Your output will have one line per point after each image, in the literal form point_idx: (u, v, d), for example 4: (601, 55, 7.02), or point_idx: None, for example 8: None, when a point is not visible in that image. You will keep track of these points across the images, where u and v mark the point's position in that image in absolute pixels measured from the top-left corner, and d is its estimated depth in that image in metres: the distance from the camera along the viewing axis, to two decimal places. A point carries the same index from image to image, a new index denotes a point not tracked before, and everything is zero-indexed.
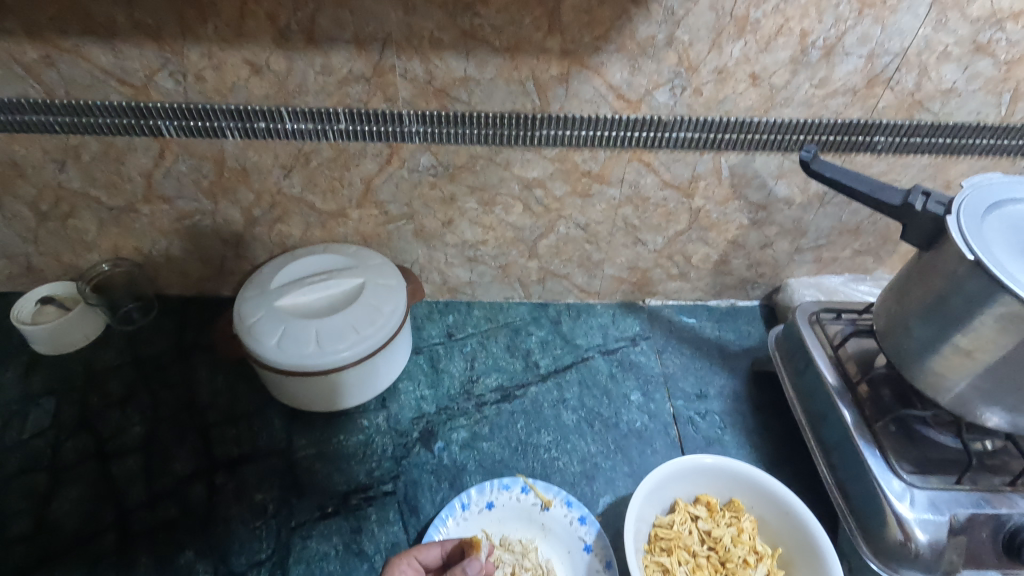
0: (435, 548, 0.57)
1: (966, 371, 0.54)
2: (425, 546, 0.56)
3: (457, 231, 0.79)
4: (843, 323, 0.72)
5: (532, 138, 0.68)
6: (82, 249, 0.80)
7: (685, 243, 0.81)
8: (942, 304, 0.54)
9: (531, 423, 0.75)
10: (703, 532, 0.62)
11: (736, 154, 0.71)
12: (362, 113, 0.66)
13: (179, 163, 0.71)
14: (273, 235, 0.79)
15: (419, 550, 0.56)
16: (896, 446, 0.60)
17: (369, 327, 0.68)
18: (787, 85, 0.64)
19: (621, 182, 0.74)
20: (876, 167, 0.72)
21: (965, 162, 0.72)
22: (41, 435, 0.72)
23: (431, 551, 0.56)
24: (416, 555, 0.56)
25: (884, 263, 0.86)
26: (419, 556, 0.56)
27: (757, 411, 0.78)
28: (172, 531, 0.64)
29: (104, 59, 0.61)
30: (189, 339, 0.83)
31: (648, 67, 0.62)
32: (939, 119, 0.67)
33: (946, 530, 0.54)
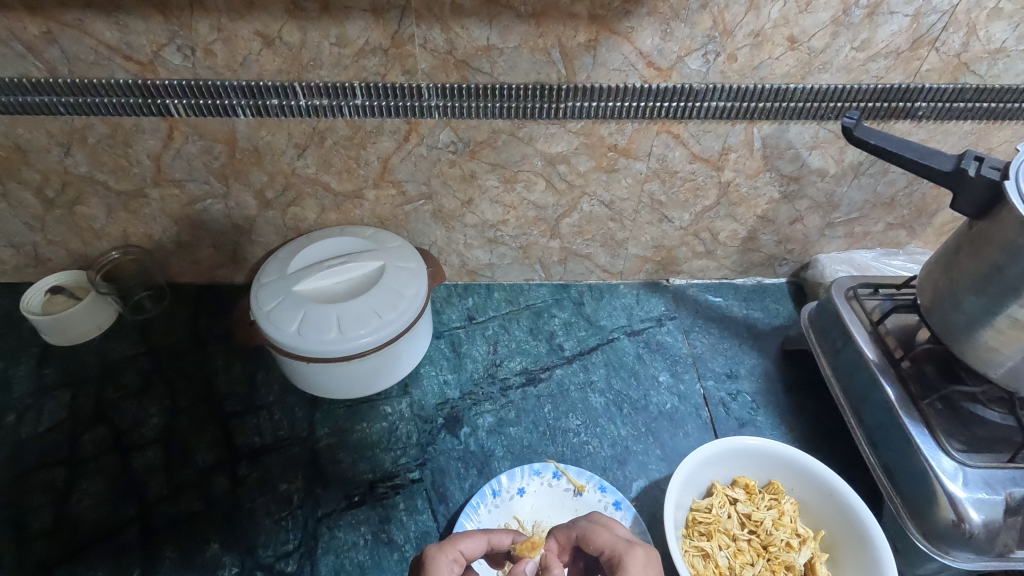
0: (479, 539, 0.51)
1: (1021, 344, 0.52)
2: (470, 536, 0.51)
3: (477, 211, 0.77)
4: (880, 298, 0.69)
5: (557, 111, 0.65)
6: (90, 237, 0.78)
7: (713, 219, 0.79)
8: (997, 275, 0.51)
9: (558, 407, 0.73)
10: (742, 516, 0.60)
11: (770, 124, 0.67)
12: (379, 88, 0.63)
13: (189, 145, 0.68)
14: (287, 219, 0.77)
15: (465, 540, 0.51)
16: (944, 423, 0.58)
17: (391, 311, 0.66)
18: (827, 48, 0.61)
19: (649, 156, 0.71)
20: (916, 134, 0.69)
21: (1009, 128, 0.69)
22: (57, 428, 0.70)
23: (475, 542, 0.51)
24: (459, 547, 0.50)
25: (918, 237, 0.83)
26: (462, 547, 0.50)
27: (789, 390, 0.76)
28: (196, 523, 0.63)
29: (108, 34, 0.58)
30: (204, 328, 0.81)
31: (680, 31, 0.59)
32: (985, 82, 0.64)
33: (1001, 510, 0.52)
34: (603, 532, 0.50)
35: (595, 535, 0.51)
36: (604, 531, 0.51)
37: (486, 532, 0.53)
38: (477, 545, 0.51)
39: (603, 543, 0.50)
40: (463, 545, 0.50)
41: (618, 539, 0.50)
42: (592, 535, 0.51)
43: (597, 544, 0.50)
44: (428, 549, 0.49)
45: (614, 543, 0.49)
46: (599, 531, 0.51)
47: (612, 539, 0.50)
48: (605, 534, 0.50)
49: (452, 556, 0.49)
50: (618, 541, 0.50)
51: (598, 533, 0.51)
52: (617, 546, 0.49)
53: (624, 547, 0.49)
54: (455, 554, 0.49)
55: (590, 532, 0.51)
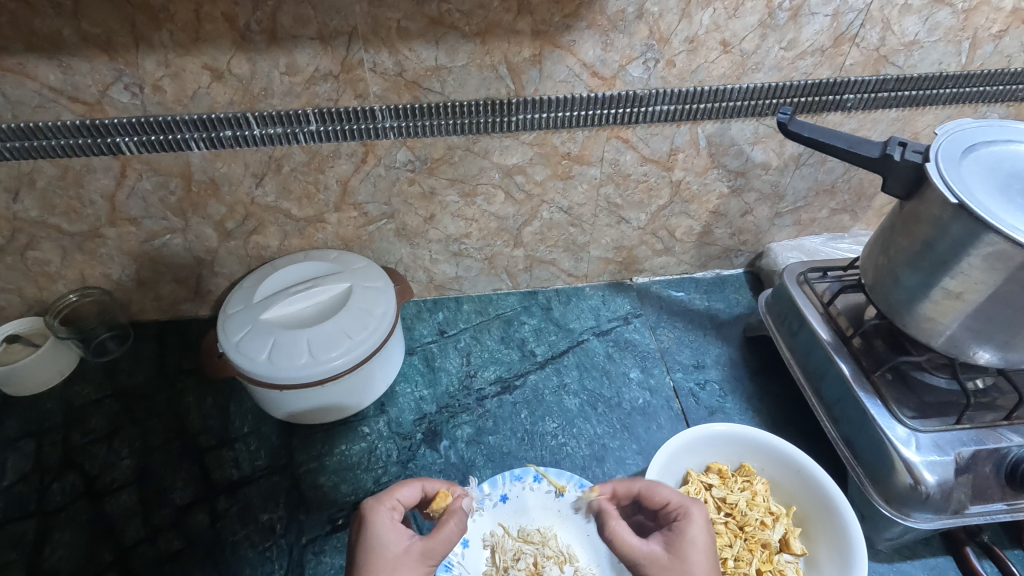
0: (414, 486, 0.53)
1: (956, 313, 0.55)
2: (404, 484, 0.52)
3: (440, 226, 0.78)
4: (830, 281, 0.73)
5: (509, 124, 0.67)
6: (45, 282, 0.76)
7: (668, 217, 0.82)
8: (929, 251, 0.55)
9: (534, 412, 0.75)
10: (718, 500, 0.62)
11: (712, 123, 0.71)
12: (332, 112, 0.63)
13: (143, 181, 0.67)
14: (249, 248, 0.77)
15: (401, 488, 0.52)
16: (895, 393, 0.62)
17: (361, 331, 0.66)
18: (757, 49, 0.64)
19: (601, 161, 0.73)
20: (848, 125, 0.73)
21: (931, 113, 0.74)
22: (23, 480, 0.68)
23: (410, 489, 0.52)
24: (397, 496, 0.51)
25: (860, 220, 0.88)
26: (398, 495, 0.51)
27: (753, 376, 0.79)
28: (177, 563, 0.61)
29: (52, 77, 0.57)
30: (171, 365, 0.80)
31: (620, 42, 0.62)
32: (905, 72, 0.69)
33: (953, 470, 0.55)
34: (664, 487, 0.52)
35: (658, 490, 0.52)
36: (665, 487, 0.52)
37: (420, 480, 0.54)
38: (410, 492, 0.52)
39: (667, 496, 0.52)
40: (400, 493, 0.52)
41: (683, 495, 0.51)
42: (655, 489, 0.53)
43: (662, 497, 0.52)
44: (367, 502, 0.50)
45: (677, 498, 0.51)
46: (662, 485, 0.53)
47: (675, 494, 0.52)
48: (668, 488, 0.52)
49: (390, 506, 0.50)
50: (677, 496, 0.51)
51: (659, 488, 0.52)
52: (677, 500, 0.51)
53: (687, 500, 0.50)
54: (392, 504, 0.50)
55: (652, 487, 0.53)
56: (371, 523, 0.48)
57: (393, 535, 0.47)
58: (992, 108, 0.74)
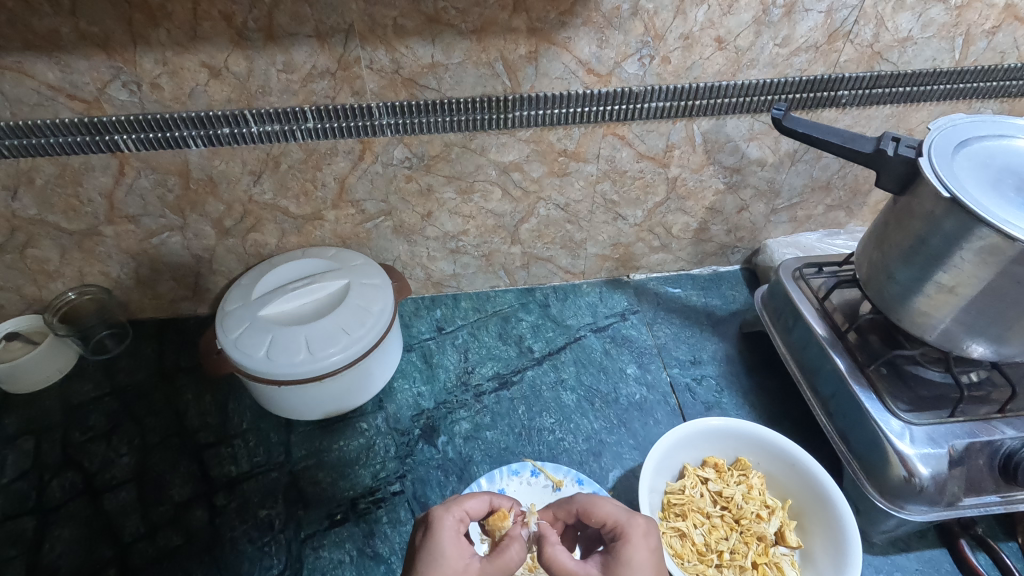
0: (483, 499, 0.52)
1: (949, 307, 0.56)
2: (473, 496, 0.51)
3: (437, 223, 0.78)
4: (825, 276, 0.73)
5: (505, 121, 0.68)
6: (43, 280, 0.76)
7: (665, 214, 0.82)
8: (922, 245, 0.55)
9: (532, 407, 0.75)
10: (714, 494, 0.62)
11: (708, 120, 0.71)
12: (329, 110, 0.64)
13: (141, 179, 0.68)
14: (247, 245, 0.77)
15: (470, 500, 0.51)
16: (890, 387, 0.62)
17: (359, 328, 0.66)
18: (752, 46, 0.65)
19: (598, 158, 0.74)
20: (843, 121, 0.74)
21: (925, 109, 0.74)
22: (23, 478, 0.68)
23: (479, 501, 0.51)
24: (465, 506, 0.50)
25: (856, 216, 0.88)
26: (467, 506, 0.50)
27: (750, 371, 0.79)
28: (176, 559, 0.62)
29: (50, 75, 0.57)
30: (169, 362, 0.80)
31: (615, 39, 0.62)
32: (899, 68, 0.69)
33: (947, 462, 0.56)
34: (604, 503, 0.50)
35: (595, 507, 0.51)
36: (606, 502, 0.51)
37: (488, 494, 0.53)
38: (480, 504, 0.51)
39: (607, 513, 0.50)
40: (468, 505, 0.50)
41: (622, 511, 0.50)
42: (594, 507, 0.51)
43: (599, 515, 0.50)
44: (435, 508, 0.49)
45: (616, 516, 0.49)
46: (604, 500, 0.51)
47: (616, 510, 0.50)
48: (608, 504, 0.50)
49: (457, 514, 0.49)
50: (618, 513, 0.50)
51: (599, 504, 0.51)
52: (618, 518, 0.49)
53: (627, 519, 0.49)
54: (460, 513, 0.49)
55: (592, 503, 0.51)
56: (438, 530, 0.47)
57: (454, 544, 0.46)
58: (986, 104, 0.75)
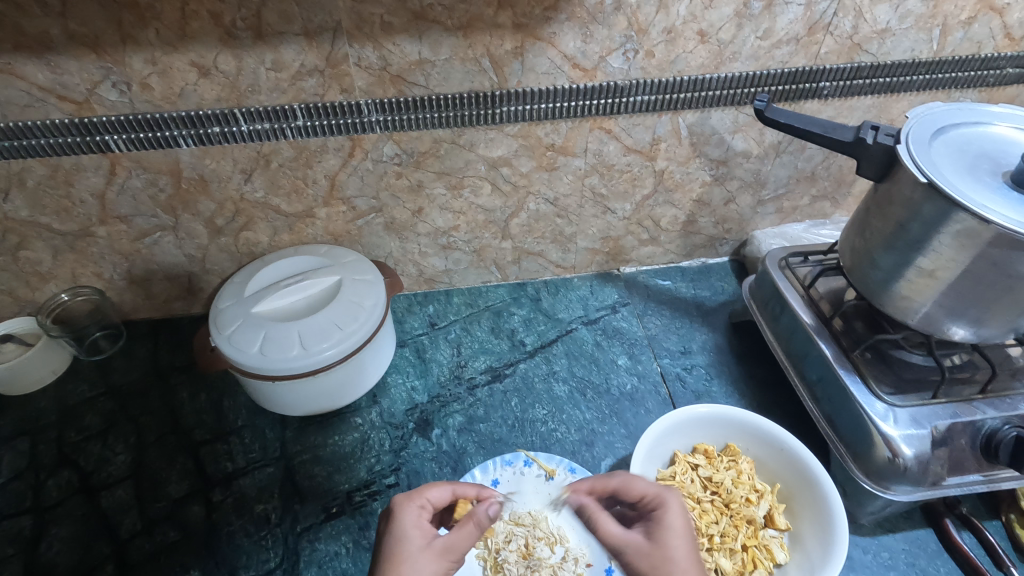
0: (445, 487, 0.52)
1: (930, 291, 0.57)
2: (434, 485, 0.52)
3: (428, 219, 0.79)
4: (810, 265, 0.75)
5: (493, 116, 0.69)
6: (37, 282, 0.77)
7: (653, 207, 0.83)
8: (902, 231, 0.57)
9: (524, 399, 0.76)
10: (704, 479, 0.63)
11: (693, 113, 0.72)
12: (319, 108, 0.65)
13: (133, 179, 0.68)
14: (240, 244, 0.78)
15: (432, 489, 0.51)
16: (874, 371, 0.63)
17: (351, 323, 0.67)
18: (734, 39, 0.66)
19: (585, 152, 0.75)
20: (825, 112, 0.75)
21: (905, 100, 0.75)
22: (18, 478, 0.69)
23: (441, 490, 0.52)
24: (427, 495, 0.51)
25: (841, 207, 0.90)
26: (429, 494, 0.51)
27: (739, 360, 0.80)
28: (173, 554, 0.62)
29: (40, 76, 0.58)
30: (164, 362, 0.81)
31: (600, 33, 0.63)
32: (878, 60, 0.71)
33: (930, 443, 0.57)
34: (639, 480, 0.51)
35: (632, 484, 0.51)
36: (641, 479, 0.51)
37: (451, 482, 0.54)
38: (443, 492, 0.52)
39: (643, 489, 0.50)
40: (431, 493, 0.51)
41: (658, 485, 0.50)
42: (630, 484, 0.51)
43: (636, 491, 0.50)
44: (397, 497, 0.50)
45: (653, 489, 0.50)
46: (638, 477, 0.51)
47: (651, 486, 0.50)
48: (643, 481, 0.50)
49: (417, 501, 0.50)
50: (653, 488, 0.50)
51: (635, 481, 0.51)
52: (653, 493, 0.50)
53: (663, 491, 0.49)
54: (422, 501, 0.50)
55: (629, 481, 0.51)
56: (401, 519, 0.48)
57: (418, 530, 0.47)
58: (965, 94, 0.76)
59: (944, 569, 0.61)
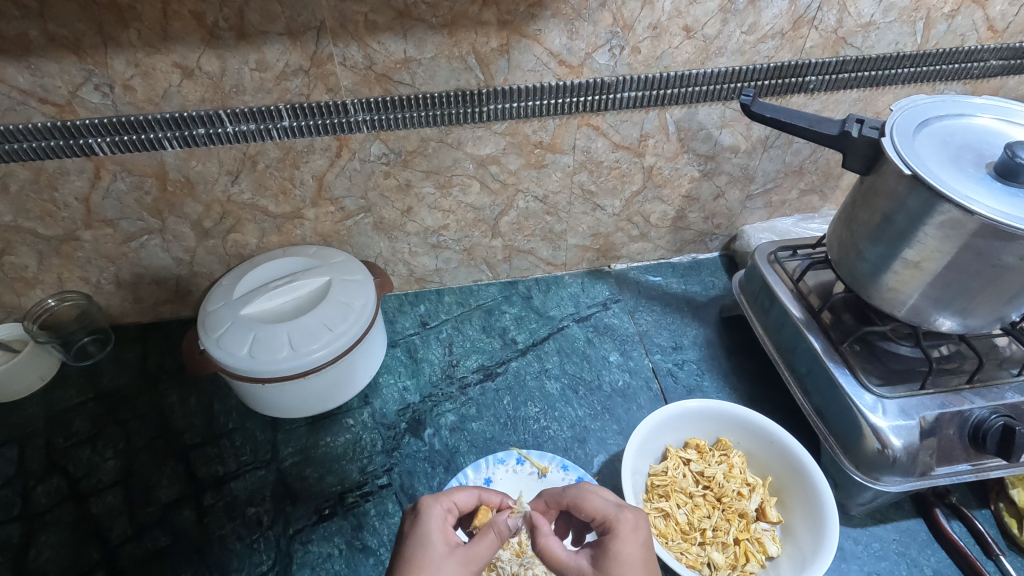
0: (471, 492, 0.53)
1: (916, 282, 0.57)
2: (461, 489, 0.53)
3: (417, 219, 0.79)
4: (799, 259, 0.75)
5: (481, 114, 0.68)
6: (22, 287, 0.76)
7: (642, 203, 0.83)
8: (888, 223, 0.57)
9: (516, 397, 0.76)
10: (696, 474, 0.63)
11: (680, 108, 0.72)
12: (304, 108, 0.64)
13: (118, 182, 0.68)
14: (228, 246, 0.77)
15: (459, 492, 0.52)
16: (863, 363, 0.64)
17: (341, 323, 0.67)
18: (720, 34, 0.66)
19: (574, 149, 0.75)
20: (812, 106, 0.75)
21: (891, 93, 0.76)
22: (7, 485, 0.68)
23: (468, 494, 0.53)
24: (453, 497, 0.51)
25: (830, 200, 0.90)
26: (455, 498, 0.52)
27: (729, 355, 0.81)
28: (164, 559, 0.62)
29: (21, 79, 0.57)
30: (153, 366, 0.80)
31: (585, 30, 0.63)
32: (863, 53, 0.71)
33: (919, 433, 0.57)
34: (594, 498, 0.50)
35: (586, 500, 0.50)
36: (596, 497, 0.50)
37: (478, 488, 0.54)
38: (469, 497, 0.53)
39: (595, 508, 0.49)
40: (457, 497, 0.52)
41: (610, 505, 0.49)
42: (584, 501, 0.50)
43: (589, 509, 0.50)
44: (425, 498, 0.50)
45: (605, 510, 0.49)
46: (593, 495, 0.50)
47: (604, 505, 0.49)
48: (598, 499, 0.50)
49: (443, 503, 0.50)
50: (608, 507, 0.49)
51: (590, 498, 0.50)
52: (607, 512, 0.49)
53: (615, 514, 0.48)
54: (447, 504, 0.51)
55: (583, 496, 0.50)
56: (426, 517, 0.48)
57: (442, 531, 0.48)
58: (950, 87, 0.77)
59: (935, 559, 0.62)
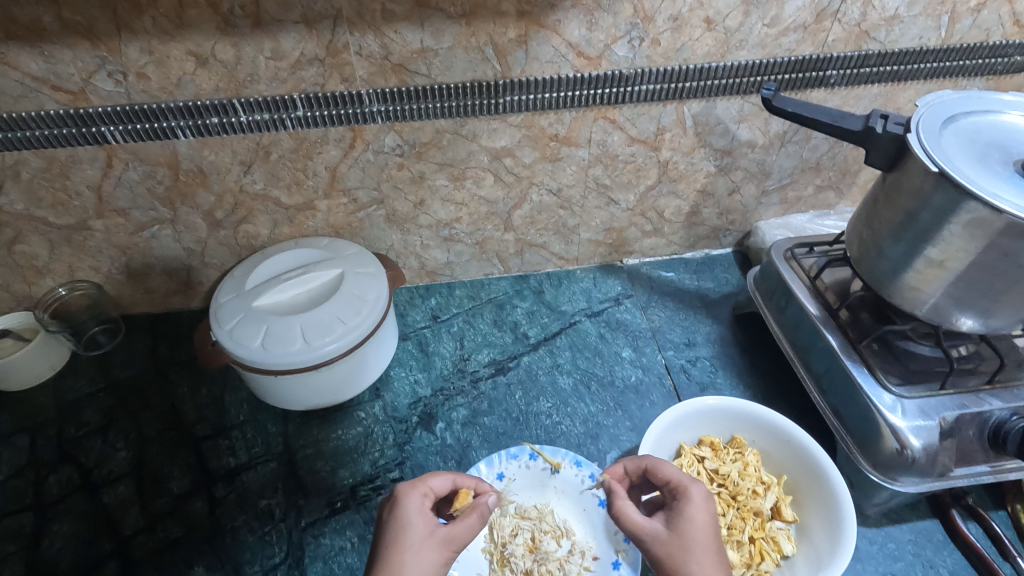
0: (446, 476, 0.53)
1: (938, 282, 0.56)
2: (437, 474, 0.53)
3: (430, 211, 0.78)
4: (816, 256, 0.74)
5: (497, 106, 0.67)
6: (33, 276, 0.76)
7: (657, 198, 0.82)
8: (911, 221, 0.56)
9: (528, 392, 0.76)
10: (710, 472, 0.63)
11: (698, 102, 0.71)
12: (319, 98, 0.63)
13: (130, 171, 0.67)
14: (239, 237, 0.76)
15: (434, 478, 0.52)
16: (881, 362, 0.63)
17: (354, 316, 0.66)
18: (741, 26, 0.65)
19: (589, 142, 0.74)
20: (831, 101, 0.74)
21: (912, 88, 0.75)
22: (18, 474, 0.68)
23: (442, 479, 0.53)
24: (429, 483, 0.51)
25: (846, 197, 0.89)
26: (431, 484, 0.52)
27: (743, 352, 0.80)
28: (177, 550, 0.62)
29: (34, 65, 0.57)
30: (164, 357, 0.80)
31: (605, 21, 0.62)
32: (886, 47, 0.70)
33: (937, 434, 0.57)
34: (667, 465, 0.52)
35: (660, 467, 0.52)
36: (671, 466, 0.52)
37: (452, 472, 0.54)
38: (445, 482, 0.53)
39: (669, 474, 0.51)
40: (432, 482, 0.52)
41: (683, 475, 0.51)
42: (659, 467, 0.52)
43: (663, 475, 0.52)
44: (401, 486, 0.50)
45: (678, 477, 0.50)
46: (667, 464, 0.52)
47: (677, 473, 0.51)
48: (671, 466, 0.52)
49: (421, 489, 0.51)
50: (680, 475, 0.51)
51: (663, 466, 0.52)
52: (679, 480, 0.50)
53: (688, 481, 0.49)
54: (425, 489, 0.51)
55: (658, 464, 0.53)
56: (404, 506, 0.48)
57: (421, 516, 0.48)
58: (972, 82, 0.75)
59: (950, 560, 0.61)
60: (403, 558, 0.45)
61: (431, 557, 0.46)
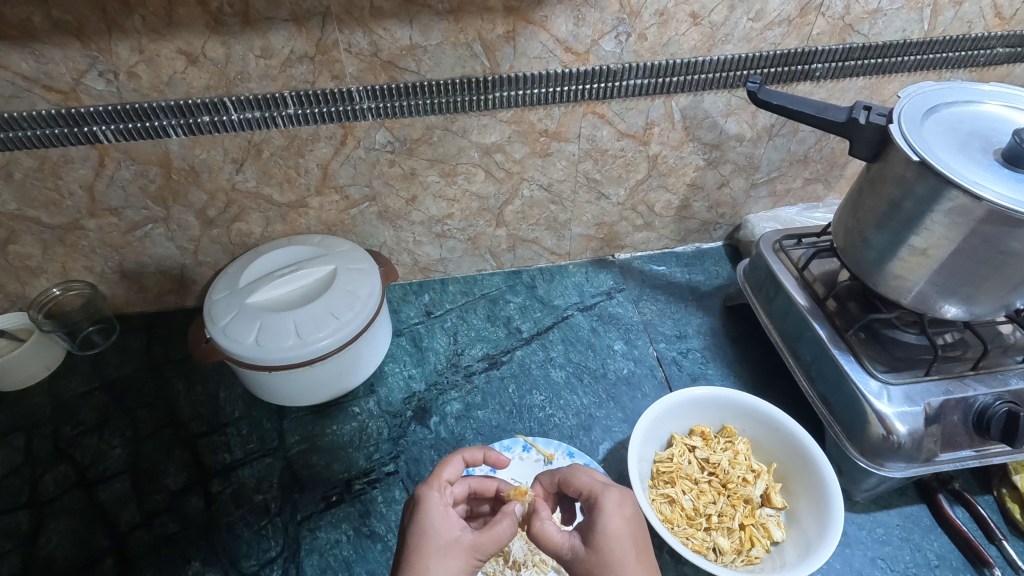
0: (457, 462, 0.53)
1: (922, 270, 0.57)
2: (448, 463, 0.53)
3: (422, 208, 0.79)
4: (804, 247, 0.75)
5: (486, 102, 0.68)
6: (27, 277, 0.76)
7: (647, 192, 0.83)
8: (896, 210, 0.57)
9: (522, 385, 0.76)
10: (701, 460, 0.64)
11: (686, 96, 0.72)
12: (309, 95, 0.64)
13: (122, 170, 0.67)
14: (233, 235, 0.77)
15: (445, 469, 0.52)
16: (868, 350, 0.64)
17: (347, 311, 0.67)
18: (726, 21, 0.66)
19: (579, 137, 0.74)
20: (817, 94, 0.75)
21: (897, 80, 0.76)
22: (14, 473, 0.68)
23: (454, 466, 0.53)
24: (443, 476, 0.52)
25: (834, 189, 0.90)
26: (444, 476, 0.52)
27: (734, 343, 0.81)
28: (173, 546, 0.62)
29: (24, 65, 0.57)
30: (158, 356, 0.80)
31: (592, 16, 0.63)
32: (870, 40, 0.71)
33: (923, 419, 0.58)
34: (580, 475, 0.51)
35: (574, 477, 0.51)
36: (584, 474, 0.51)
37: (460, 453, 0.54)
38: (457, 468, 0.53)
39: (582, 484, 0.50)
40: (445, 473, 0.52)
41: (596, 481, 0.50)
42: (572, 478, 0.51)
43: (576, 485, 0.51)
44: (418, 489, 0.50)
45: (591, 485, 0.49)
46: (579, 473, 0.51)
47: (590, 482, 0.50)
48: (584, 476, 0.51)
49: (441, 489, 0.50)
50: (594, 483, 0.50)
51: (577, 476, 0.51)
52: (592, 488, 0.49)
53: (601, 488, 0.49)
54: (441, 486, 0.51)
55: (571, 474, 0.52)
56: (425, 507, 0.48)
57: (442, 516, 0.47)
58: (955, 74, 0.76)
59: (938, 544, 0.62)
60: (430, 564, 0.44)
61: (457, 564, 0.45)
